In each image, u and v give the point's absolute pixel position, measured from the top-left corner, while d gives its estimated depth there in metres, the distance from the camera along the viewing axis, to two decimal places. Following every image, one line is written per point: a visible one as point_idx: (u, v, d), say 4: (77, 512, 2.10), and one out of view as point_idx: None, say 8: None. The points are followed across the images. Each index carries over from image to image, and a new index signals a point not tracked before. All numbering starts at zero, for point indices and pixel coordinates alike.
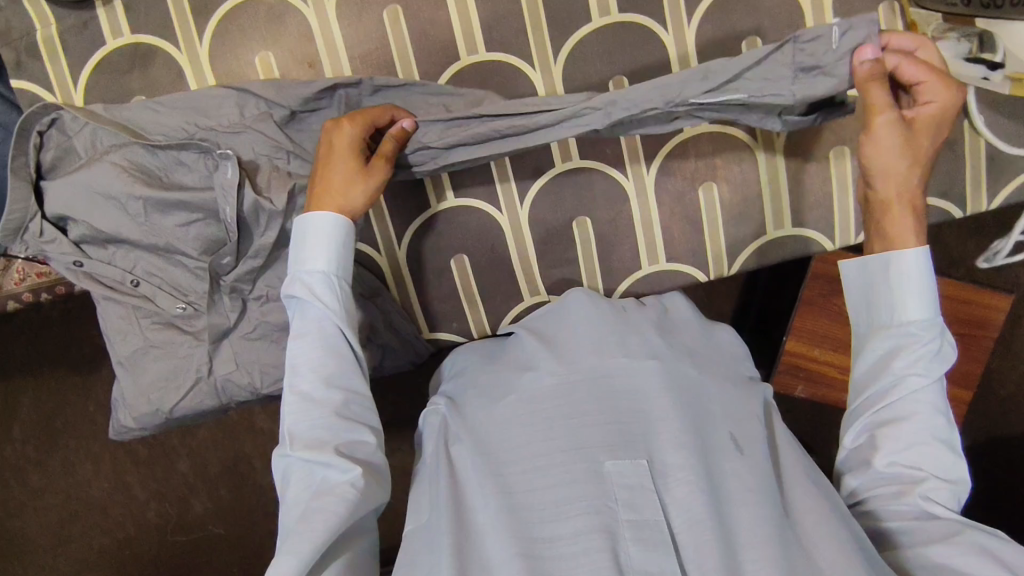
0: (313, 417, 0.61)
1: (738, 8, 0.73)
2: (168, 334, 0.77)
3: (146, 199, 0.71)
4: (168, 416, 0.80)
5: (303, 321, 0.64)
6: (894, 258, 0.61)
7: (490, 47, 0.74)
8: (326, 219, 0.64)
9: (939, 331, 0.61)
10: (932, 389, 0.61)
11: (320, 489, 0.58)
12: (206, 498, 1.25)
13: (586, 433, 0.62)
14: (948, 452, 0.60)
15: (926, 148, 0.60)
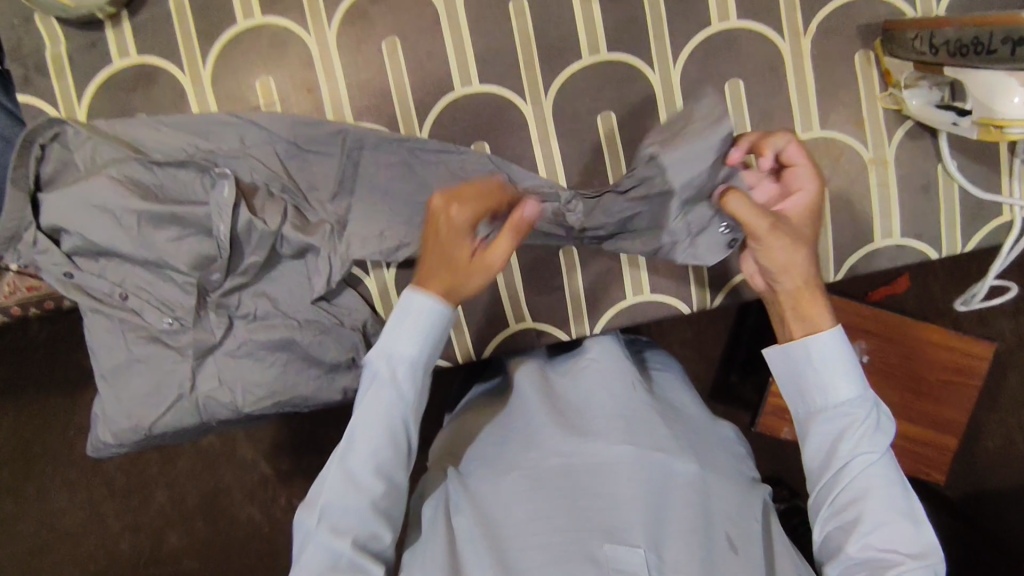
0: (352, 497, 0.62)
1: (722, 52, 0.76)
2: (153, 348, 0.78)
3: (141, 212, 0.73)
4: (149, 433, 0.80)
5: (371, 398, 0.64)
6: (815, 339, 0.66)
7: (483, 79, 0.76)
8: (419, 310, 0.63)
9: (872, 406, 0.66)
10: (879, 465, 0.65)
11: (341, 567, 0.60)
12: (181, 531, 1.23)
13: (590, 519, 0.65)
14: (908, 525, 0.63)
15: (806, 235, 0.66)
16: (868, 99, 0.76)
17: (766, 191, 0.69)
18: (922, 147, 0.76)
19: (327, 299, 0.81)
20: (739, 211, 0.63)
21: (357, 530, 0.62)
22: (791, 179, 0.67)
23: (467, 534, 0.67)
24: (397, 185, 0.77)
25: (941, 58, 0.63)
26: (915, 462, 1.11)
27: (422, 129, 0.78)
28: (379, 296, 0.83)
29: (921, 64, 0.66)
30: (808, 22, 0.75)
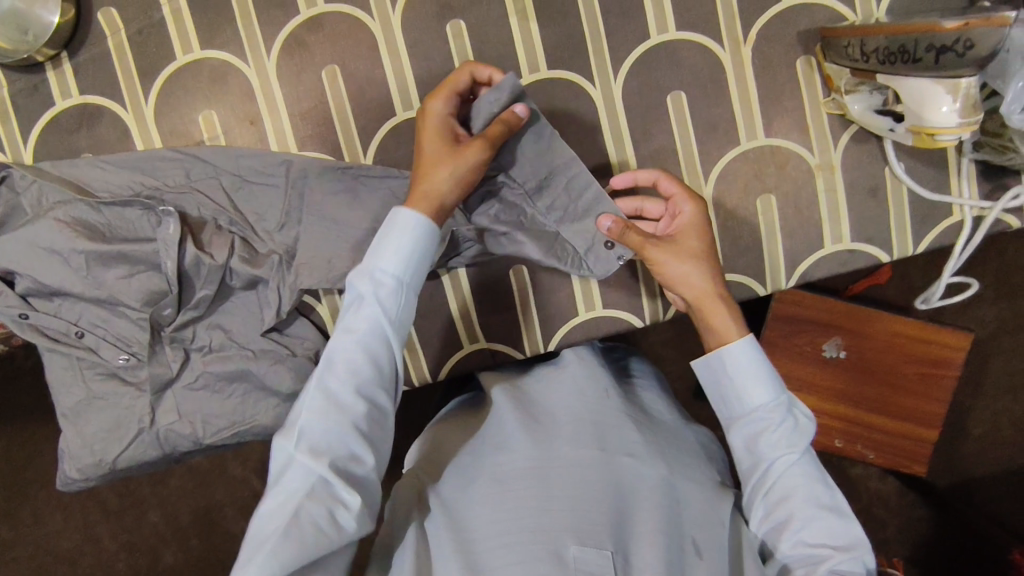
0: (332, 417, 0.59)
1: (663, 64, 0.75)
2: (112, 385, 0.79)
3: (87, 252, 0.73)
4: (113, 467, 0.80)
5: (354, 316, 0.62)
6: (721, 353, 0.69)
7: (425, 103, 0.76)
8: (409, 220, 0.62)
9: (785, 408, 0.67)
10: (800, 463, 0.67)
11: (318, 491, 0.57)
12: (176, 550, 1.23)
13: (555, 517, 0.64)
14: (833, 517, 0.65)
15: (697, 249, 0.70)
16: (811, 105, 0.75)
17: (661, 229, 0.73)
18: (867, 151, 0.76)
19: (278, 330, 0.80)
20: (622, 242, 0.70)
21: (337, 453, 0.59)
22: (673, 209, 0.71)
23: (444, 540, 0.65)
24: (344, 212, 0.77)
25: (872, 67, 0.62)
26: (891, 457, 1.06)
27: (366, 155, 0.78)
28: (332, 323, 0.82)
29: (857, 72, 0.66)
30: (748, 30, 0.75)
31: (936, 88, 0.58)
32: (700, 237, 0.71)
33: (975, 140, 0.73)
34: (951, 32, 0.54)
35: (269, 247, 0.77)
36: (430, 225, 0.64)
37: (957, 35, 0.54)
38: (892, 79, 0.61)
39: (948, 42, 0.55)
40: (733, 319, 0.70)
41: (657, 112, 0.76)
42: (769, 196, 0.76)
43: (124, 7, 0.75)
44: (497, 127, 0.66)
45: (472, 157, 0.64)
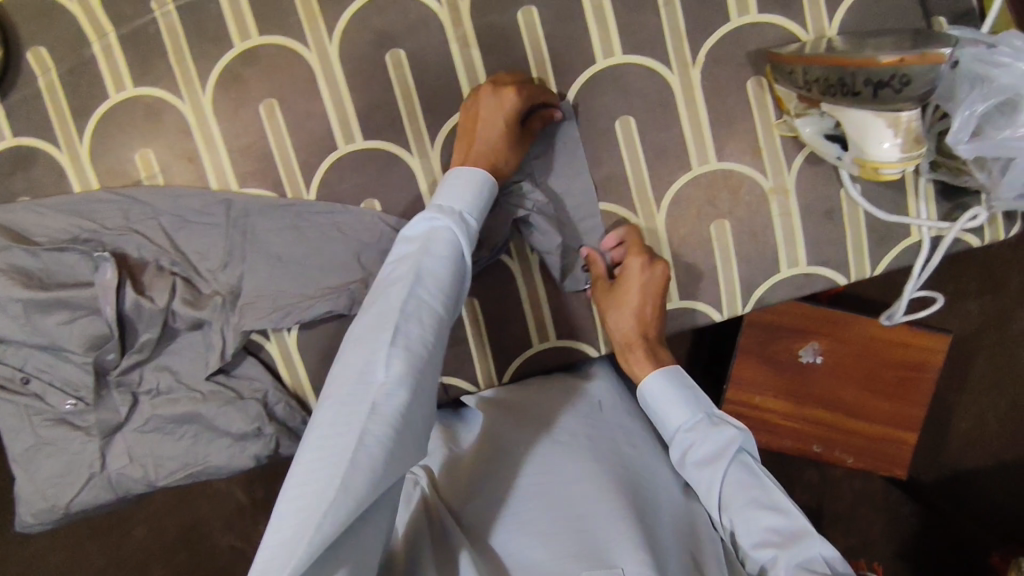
0: (425, 329, 0.53)
1: (610, 89, 0.73)
2: (60, 430, 0.77)
3: (24, 300, 0.71)
4: (67, 511, 0.79)
5: (436, 242, 0.58)
6: (642, 387, 0.68)
7: (367, 135, 0.74)
8: (478, 176, 0.64)
9: (706, 422, 0.64)
10: (731, 468, 0.62)
11: (393, 403, 0.49)
12: (163, 566, 1.18)
13: (568, 543, 0.56)
14: (780, 512, 0.58)
15: (633, 301, 0.70)
16: (763, 127, 0.73)
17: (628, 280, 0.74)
18: (822, 172, 0.74)
19: (225, 371, 0.78)
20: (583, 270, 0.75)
21: (422, 366, 0.52)
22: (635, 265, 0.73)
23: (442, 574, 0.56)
24: (288, 249, 0.75)
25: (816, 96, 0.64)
26: (870, 461, 1.01)
27: (309, 190, 0.76)
28: (281, 361, 0.80)
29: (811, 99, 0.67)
30: (696, 53, 0.72)
31: (877, 121, 0.60)
32: (645, 295, 0.70)
33: (932, 161, 0.71)
34: (887, 66, 0.57)
35: (212, 288, 0.75)
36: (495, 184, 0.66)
37: (894, 71, 0.57)
38: (833, 108, 0.63)
39: (885, 77, 0.57)
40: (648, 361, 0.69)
41: (606, 138, 0.74)
42: (723, 221, 0.75)
43: (54, 46, 0.73)
44: (538, 123, 0.71)
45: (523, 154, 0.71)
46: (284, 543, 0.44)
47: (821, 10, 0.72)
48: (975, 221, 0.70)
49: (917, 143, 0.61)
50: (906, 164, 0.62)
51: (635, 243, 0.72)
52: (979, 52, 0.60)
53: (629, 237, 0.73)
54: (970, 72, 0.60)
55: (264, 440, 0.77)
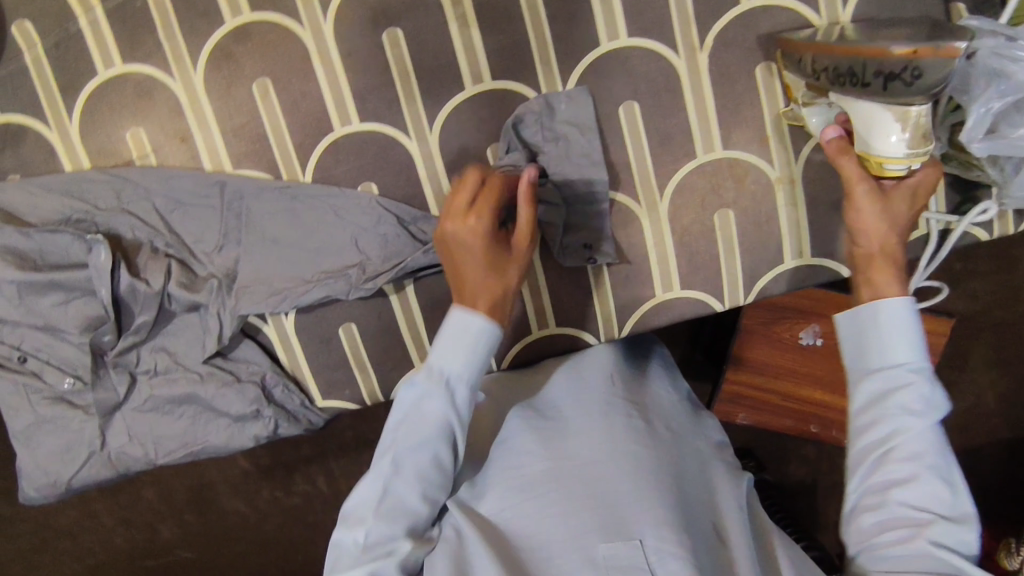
0: (399, 530, 0.62)
1: (614, 72, 0.71)
2: (59, 409, 0.77)
3: (19, 282, 0.72)
4: (69, 487, 0.80)
5: (420, 416, 0.63)
6: (882, 304, 0.61)
7: (363, 117, 0.72)
8: (478, 328, 0.64)
9: (927, 374, 0.59)
10: (931, 431, 0.59)
11: (373, 549, 0.61)
12: (173, 525, 1.20)
13: (584, 517, 0.61)
14: (953, 489, 0.57)
15: (902, 216, 0.65)
16: (771, 114, 0.71)
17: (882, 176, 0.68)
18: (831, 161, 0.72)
19: (222, 354, 0.77)
20: (847, 168, 0.65)
21: (401, 513, 0.62)
22: None
23: (477, 546, 0.62)
24: (285, 233, 0.74)
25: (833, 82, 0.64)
26: None
27: (305, 173, 0.74)
28: (280, 345, 0.79)
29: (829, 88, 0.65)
30: (704, 36, 0.70)
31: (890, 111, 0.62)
32: (915, 203, 0.65)
33: (943, 153, 0.70)
34: (900, 59, 0.59)
35: (208, 270, 0.75)
36: (495, 327, 0.65)
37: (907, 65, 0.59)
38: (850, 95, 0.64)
39: (895, 75, 0.60)
40: (900, 285, 0.63)
41: (609, 124, 0.72)
42: (728, 211, 0.73)
43: (39, 20, 0.71)
44: (524, 212, 0.67)
45: (518, 263, 0.67)
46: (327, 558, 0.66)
47: None
48: (985, 215, 0.68)
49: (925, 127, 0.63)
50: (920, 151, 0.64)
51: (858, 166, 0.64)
52: (996, 46, 0.61)
53: (842, 167, 0.65)
54: (987, 67, 0.61)
55: (263, 420, 0.78)
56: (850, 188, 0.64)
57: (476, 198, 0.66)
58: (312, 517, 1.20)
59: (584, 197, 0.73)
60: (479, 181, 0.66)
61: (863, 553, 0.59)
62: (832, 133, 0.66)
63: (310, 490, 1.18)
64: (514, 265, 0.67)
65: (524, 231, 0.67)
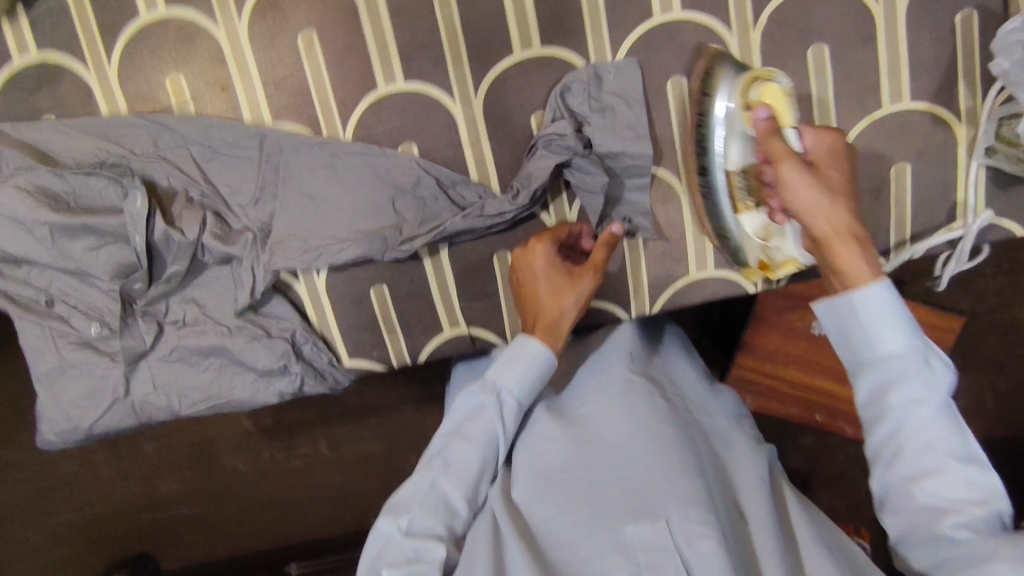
0: (438, 521, 0.65)
1: (665, 46, 0.70)
2: (84, 354, 0.76)
3: (52, 223, 0.70)
4: (90, 433, 0.79)
5: (473, 425, 0.68)
6: (856, 295, 0.55)
7: (409, 76, 0.71)
8: (539, 351, 0.69)
9: (923, 357, 0.54)
10: (941, 414, 0.53)
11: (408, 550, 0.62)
12: (175, 480, 1.18)
13: (609, 501, 0.62)
14: (976, 471, 0.52)
15: (832, 183, 0.59)
16: (819, 98, 0.71)
17: (835, 164, 0.61)
18: (875, 148, 0.72)
19: (253, 309, 0.77)
20: (771, 145, 0.59)
21: (441, 510, 0.65)
22: (833, 163, 0.62)
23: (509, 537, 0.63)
24: (322, 190, 0.73)
25: (717, 159, 0.67)
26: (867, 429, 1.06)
27: (345, 130, 0.73)
28: (310, 303, 0.78)
29: (731, 172, 0.67)
30: (759, 13, 0.69)
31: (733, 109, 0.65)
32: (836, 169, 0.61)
33: (988, 146, 0.71)
34: None
35: (244, 223, 0.74)
36: (549, 356, 0.69)
37: (702, 86, 0.68)
38: (727, 148, 0.66)
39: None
40: (868, 264, 0.55)
41: (656, 98, 0.72)
42: None
43: None
44: (600, 250, 0.72)
45: (587, 286, 0.71)
46: (363, 553, 0.66)
47: None
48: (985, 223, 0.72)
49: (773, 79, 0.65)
50: (786, 93, 0.65)
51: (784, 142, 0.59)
52: None
53: (769, 145, 0.59)
54: None
55: (290, 376, 0.78)
56: (777, 167, 0.58)
57: (557, 241, 0.73)
58: (312, 479, 1.19)
59: (626, 171, 0.73)
60: (558, 233, 0.73)
61: (901, 545, 0.55)
62: (754, 115, 0.61)
63: (312, 453, 1.17)
64: (583, 284, 0.71)
65: (599, 262, 0.72)
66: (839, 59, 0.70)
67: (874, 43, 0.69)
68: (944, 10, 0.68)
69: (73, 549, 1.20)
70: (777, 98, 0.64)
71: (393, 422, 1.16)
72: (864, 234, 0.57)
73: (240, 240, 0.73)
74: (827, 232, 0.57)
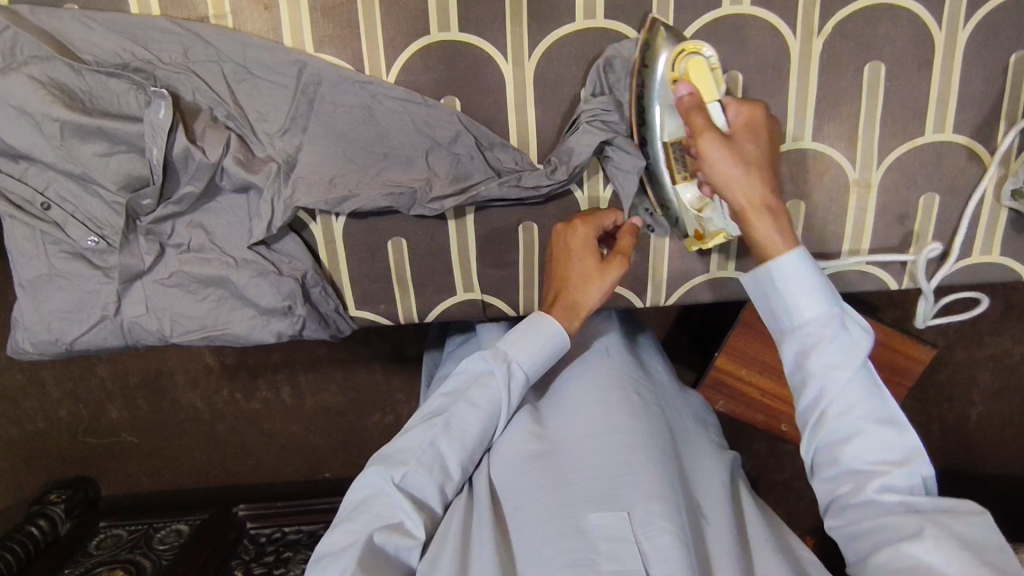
0: (432, 480, 0.64)
1: (728, 38, 0.69)
2: (76, 265, 0.71)
3: (63, 121, 0.66)
4: (69, 349, 0.74)
5: (479, 390, 0.67)
6: (773, 268, 0.59)
7: (463, 27, 0.69)
8: (555, 331, 0.70)
9: (840, 323, 0.57)
10: (858, 378, 0.57)
11: (400, 510, 0.62)
12: (122, 406, 1.13)
13: (576, 491, 0.64)
14: (888, 430, 0.57)
15: (751, 155, 0.62)
16: (868, 115, 0.71)
17: (758, 133, 0.63)
18: (908, 175, 0.73)
19: (266, 244, 0.74)
20: (694, 120, 0.62)
21: (437, 473, 0.64)
22: (758, 132, 0.63)
23: (482, 523, 0.64)
24: (355, 131, 0.70)
25: (653, 131, 0.68)
26: None
27: (389, 73, 0.70)
28: (324, 246, 0.76)
29: (668, 144, 0.68)
30: (824, 22, 0.69)
31: (665, 80, 0.67)
32: (758, 141, 0.63)
33: (1016, 188, 0.72)
34: None
35: (269, 154, 0.71)
36: (564, 342, 0.70)
37: (641, 57, 0.68)
38: (664, 120, 0.68)
39: None
40: (779, 230, 0.60)
41: None
42: (800, 202, 0.74)
43: None
44: (626, 241, 0.72)
45: (616, 272, 0.71)
46: (344, 500, 0.66)
47: (962, 6, 0.68)
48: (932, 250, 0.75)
49: (698, 52, 0.65)
50: (714, 69, 0.65)
51: (706, 115, 0.62)
52: None
53: (691, 120, 0.63)
54: None
55: (294, 318, 0.75)
56: (694, 142, 0.61)
57: (591, 225, 0.72)
58: (269, 423, 1.14)
59: None
60: (593, 218, 0.73)
61: (829, 509, 0.60)
62: (681, 91, 0.64)
63: (272, 396, 1.12)
64: (609, 273, 0.71)
65: (625, 253, 0.72)
66: (892, 81, 0.70)
67: (929, 70, 0.70)
68: (1001, 48, 0.69)
69: (10, 464, 1.14)
70: (700, 73, 0.64)
71: (360, 377, 1.11)
72: (778, 201, 0.61)
73: (264, 171, 0.70)
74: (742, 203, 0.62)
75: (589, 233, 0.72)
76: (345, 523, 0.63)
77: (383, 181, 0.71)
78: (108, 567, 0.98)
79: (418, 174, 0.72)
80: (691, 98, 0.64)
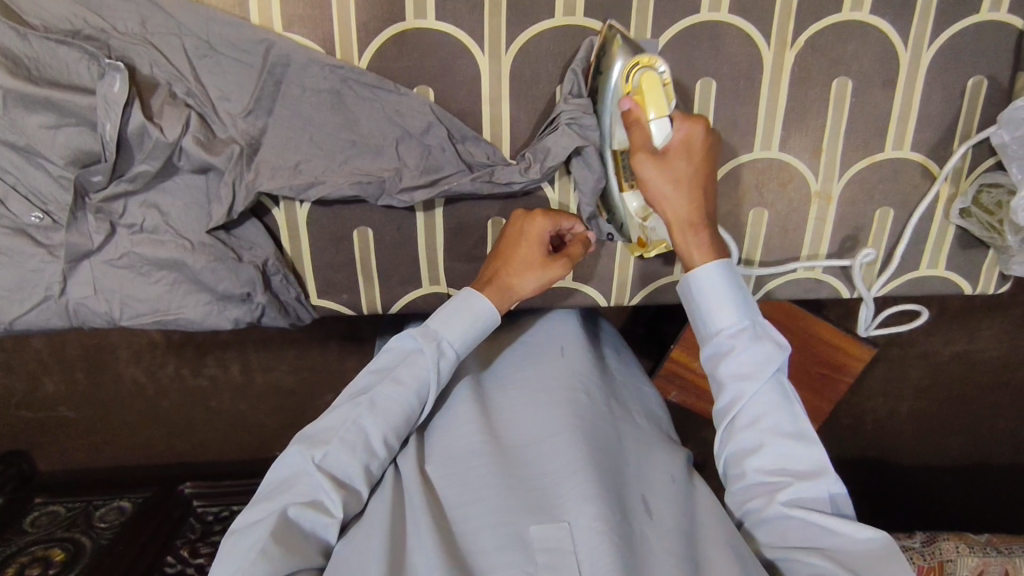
0: (355, 459, 0.63)
1: (703, 44, 0.69)
2: (16, 241, 0.67)
3: (6, 89, 0.62)
4: (7, 328, 0.69)
5: (407, 369, 0.66)
6: (691, 279, 0.64)
7: (441, 16, 0.67)
8: (483, 306, 0.69)
9: (750, 335, 0.62)
10: (765, 390, 0.61)
11: (317, 487, 0.62)
12: (59, 381, 1.08)
13: (520, 494, 0.65)
14: (795, 444, 0.60)
15: (685, 174, 0.64)
16: (832, 130, 0.73)
17: (697, 155, 0.64)
18: (866, 190, 0.76)
19: (226, 229, 0.71)
20: (635, 135, 0.64)
21: (359, 450, 0.63)
22: (696, 152, 0.64)
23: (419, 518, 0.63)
24: (322, 116, 0.68)
25: (605, 140, 0.70)
26: None
27: (360, 58, 0.68)
28: (286, 232, 0.74)
29: (617, 151, 0.70)
30: (798, 34, 0.70)
31: (620, 89, 0.67)
32: (695, 160, 0.64)
33: (963, 208, 0.76)
34: None
35: (231, 135, 0.68)
36: (493, 316, 0.70)
37: (597, 61, 0.68)
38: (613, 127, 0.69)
39: None
40: (702, 248, 0.64)
41: (683, 94, 0.71)
42: (764, 211, 0.76)
43: None
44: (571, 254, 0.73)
45: (552, 276, 0.72)
46: (264, 481, 0.65)
47: (927, 28, 0.70)
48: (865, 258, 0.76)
49: (653, 66, 0.65)
50: (666, 84, 0.65)
51: (644, 131, 0.64)
52: None
53: (631, 134, 0.65)
54: None
55: (253, 306, 0.73)
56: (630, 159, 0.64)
57: (552, 220, 0.72)
58: (218, 404, 1.11)
59: None
60: (555, 214, 0.73)
61: (747, 520, 0.64)
62: (626, 103, 0.65)
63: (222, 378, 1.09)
64: (547, 273, 0.71)
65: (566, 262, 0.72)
66: (857, 97, 0.72)
67: (892, 88, 0.72)
68: (960, 71, 0.71)
69: None
70: (652, 87, 0.64)
71: (312, 358, 1.08)
72: (705, 221, 0.64)
73: (224, 153, 0.67)
74: (672, 219, 0.65)
75: (546, 228, 0.72)
76: (263, 499, 0.62)
77: (351, 170, 0.69)
78: (42, 546, 0.94)
79: (388, 164, 0.70)
80: (636, 111, 0.65)
